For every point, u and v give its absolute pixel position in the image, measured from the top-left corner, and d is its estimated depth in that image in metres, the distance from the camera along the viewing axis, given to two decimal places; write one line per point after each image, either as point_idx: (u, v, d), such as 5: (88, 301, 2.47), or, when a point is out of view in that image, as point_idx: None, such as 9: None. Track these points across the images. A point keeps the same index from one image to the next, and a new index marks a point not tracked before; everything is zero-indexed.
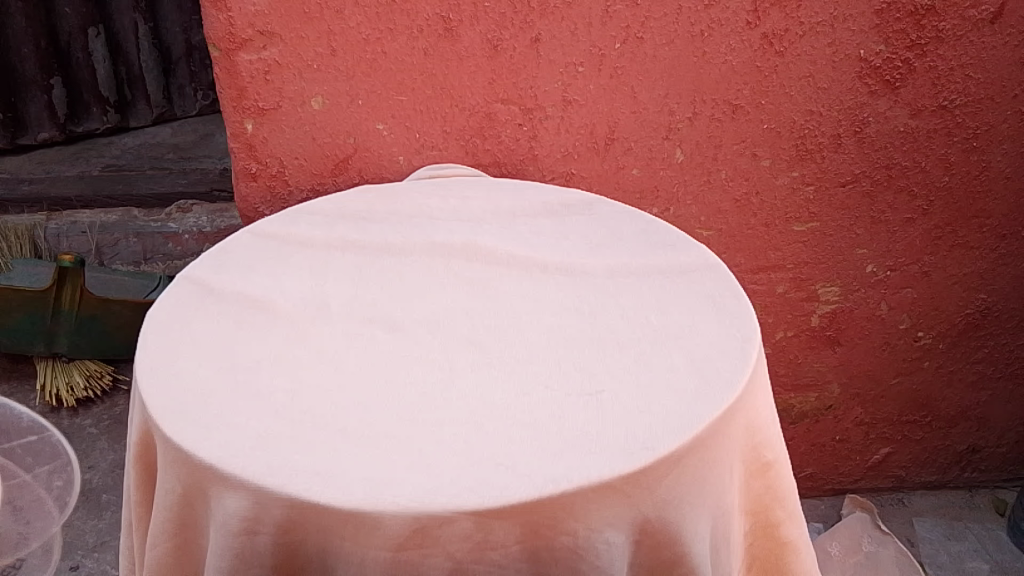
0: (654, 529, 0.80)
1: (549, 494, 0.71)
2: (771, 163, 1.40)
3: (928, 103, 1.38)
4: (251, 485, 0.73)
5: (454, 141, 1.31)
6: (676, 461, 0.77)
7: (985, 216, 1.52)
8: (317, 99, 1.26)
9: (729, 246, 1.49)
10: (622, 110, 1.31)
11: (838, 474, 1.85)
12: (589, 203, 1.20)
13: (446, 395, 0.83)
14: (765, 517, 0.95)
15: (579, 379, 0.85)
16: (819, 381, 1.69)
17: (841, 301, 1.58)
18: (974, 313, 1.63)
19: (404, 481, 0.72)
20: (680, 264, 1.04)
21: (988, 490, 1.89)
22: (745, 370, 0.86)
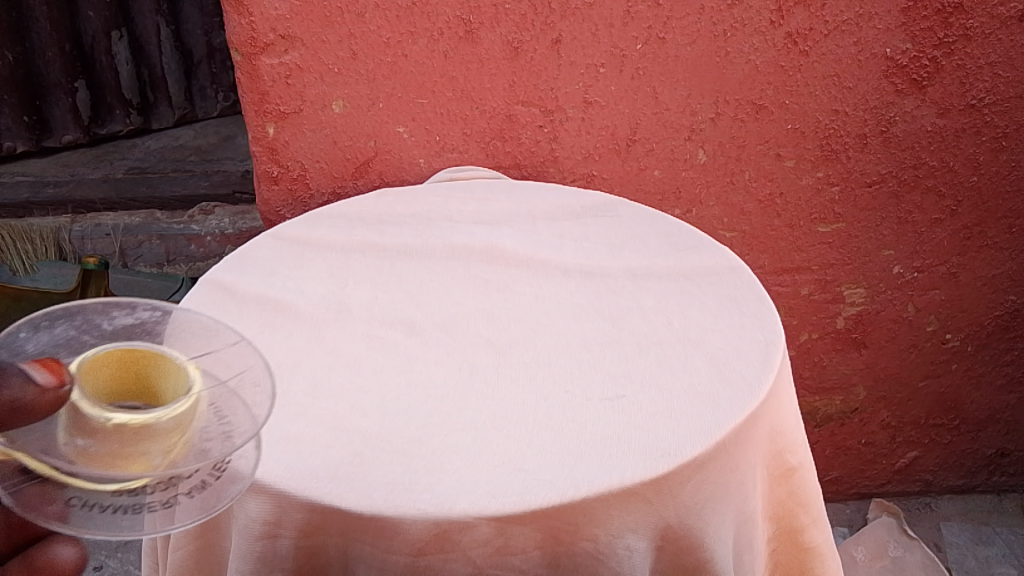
0: (677, 535, 0.79)
1: (569, 500, 0.71)
2: (795, 163, 1.39)
3: (955, 102, 1.36)
4: (271, 488, 0.73)
5: (474, 143, 1.31)
6: (698, 466, 0.76)
7: (1015, 216, 1.49)
8: (338, 102, 1.26)
9: (752, 247, 1.47)
10: (644, 111, 1.30)
11: (864, 478, 1.82)
12: (610, 204, 1.20)
13: (466, 398, 0.82)
14: (789, 523, 0.93)
15: (600, 382, 0.84)
16: (845, 384, 1.67)
17: (866, 303, 1.56)
18: (1004, 314, 1.60)
19: (423, 486, 0.72)
20: (702, 266, 1.03)
21: (1017, 494, 1.86)
22: (769, 375, 0.85)
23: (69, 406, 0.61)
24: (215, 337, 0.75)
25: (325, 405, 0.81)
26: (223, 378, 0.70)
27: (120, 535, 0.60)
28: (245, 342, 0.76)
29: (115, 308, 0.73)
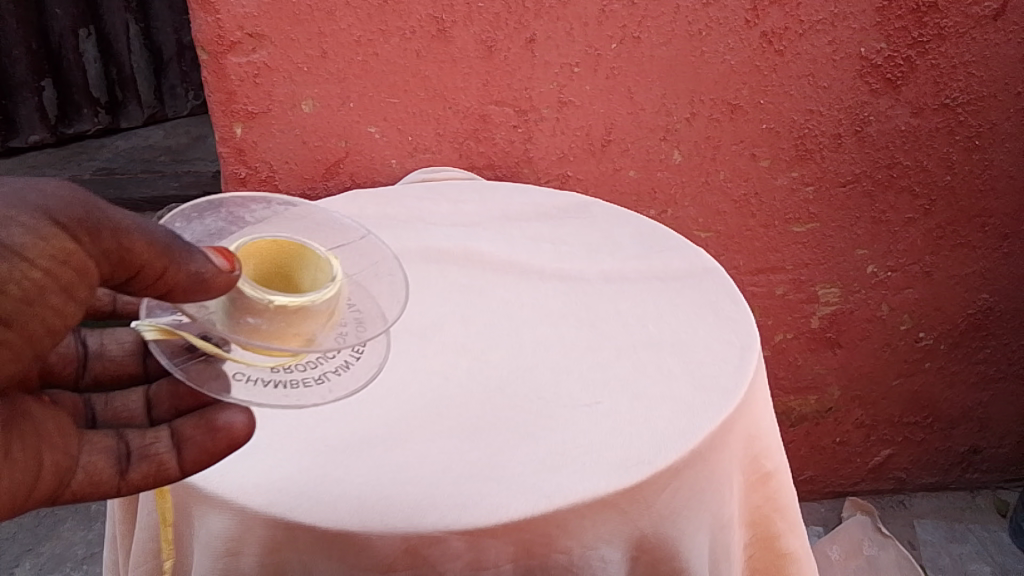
0: (652, 545, 0.77)
1: (542, 511, 0.69)
2: (770, 163, 1.38)
3: (929, 101, 1.36)
4: (235, 503, 0.71)
5: (447, 143, 1.29)
6: (673, 474, 0.75)
7: (987, 215, 1.49)
8: (308, 102, 1.24)
9: (727, 247, 1.46)
10: (619, 111, 1.29)
11: (838, 476, 1.83)
12: (585, 205, 1.18)
13: (437, 406, 0.81)
14: (765, 528, 0.92)
15: (575, 388, 0.83)
16: (820, 384, 1.67)
17: (841, 302, 1.56)
18: (977, 312, 1.61)
19: (394, 500, 0.70)
20: (678, 268, 1.03)
21: (990, 491, 1.87)
22: (744, 380, 0.84)
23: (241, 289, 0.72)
24: (345, 231, 0.90)
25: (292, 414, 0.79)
26: (350, 272, 0.85)
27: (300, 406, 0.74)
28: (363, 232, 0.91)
29: (254, 204, 0.88)
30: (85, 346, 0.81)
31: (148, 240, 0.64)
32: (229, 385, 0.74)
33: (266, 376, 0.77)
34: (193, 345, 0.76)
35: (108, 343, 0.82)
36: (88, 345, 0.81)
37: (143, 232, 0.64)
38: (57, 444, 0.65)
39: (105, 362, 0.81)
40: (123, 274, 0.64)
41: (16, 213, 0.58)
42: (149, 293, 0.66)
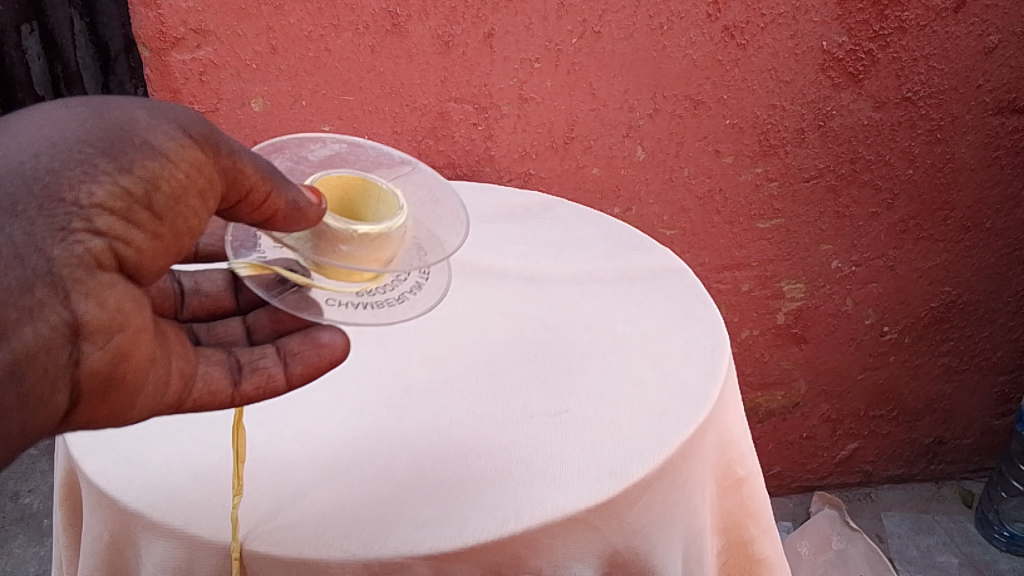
0: (625, 560, 0.75)
1: (510, 531, 0.66)
2: (734, 159, 1.36)
3: (892, 94, 1.35)
4: (183, 532, 0.67)
5: (405, 142, 1.25)
6: (645, 487, 0.72)
7: (950, 208, 1.49)
8: (258, 101, 1.18)
9: (692, 244, 1.45)
10: (581, 108, 1.26)
11: (806, 471, 1.83)
12: (549, 204, 1.15)
13: (399, 421, 0.77)
14: (739, 535, 0.90)
15: (542, 397, 0.80)
16: (786, 379, 1.66)
17: (806, 298, 1.56)
18: (940, 305, 1.61)
19: (354, 524, 0.66)
20: (645, 269, 1.00)
21: (954, 481, 1.89)
22: (715, 385, 0.82)
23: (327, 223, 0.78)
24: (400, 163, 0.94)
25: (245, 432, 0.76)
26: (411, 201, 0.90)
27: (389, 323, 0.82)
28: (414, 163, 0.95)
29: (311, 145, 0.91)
30: (180, 284, 0.83)
31: (256, 164, 0.70)
32: (321, 308, 0.81)
33: (353, 299, 0.84)
34: (282, 277, 0.82)
35: (201, 282, 0.85)
36: (183, 284, 0.83)
37: (252, 157, 0.70)
38: (179, 351, 0.70)
39: (201, 299, 0.84)
40: (236, 196, 0.70)
41: (158, 122, 0.65)
42: (250, 216, 0.72)
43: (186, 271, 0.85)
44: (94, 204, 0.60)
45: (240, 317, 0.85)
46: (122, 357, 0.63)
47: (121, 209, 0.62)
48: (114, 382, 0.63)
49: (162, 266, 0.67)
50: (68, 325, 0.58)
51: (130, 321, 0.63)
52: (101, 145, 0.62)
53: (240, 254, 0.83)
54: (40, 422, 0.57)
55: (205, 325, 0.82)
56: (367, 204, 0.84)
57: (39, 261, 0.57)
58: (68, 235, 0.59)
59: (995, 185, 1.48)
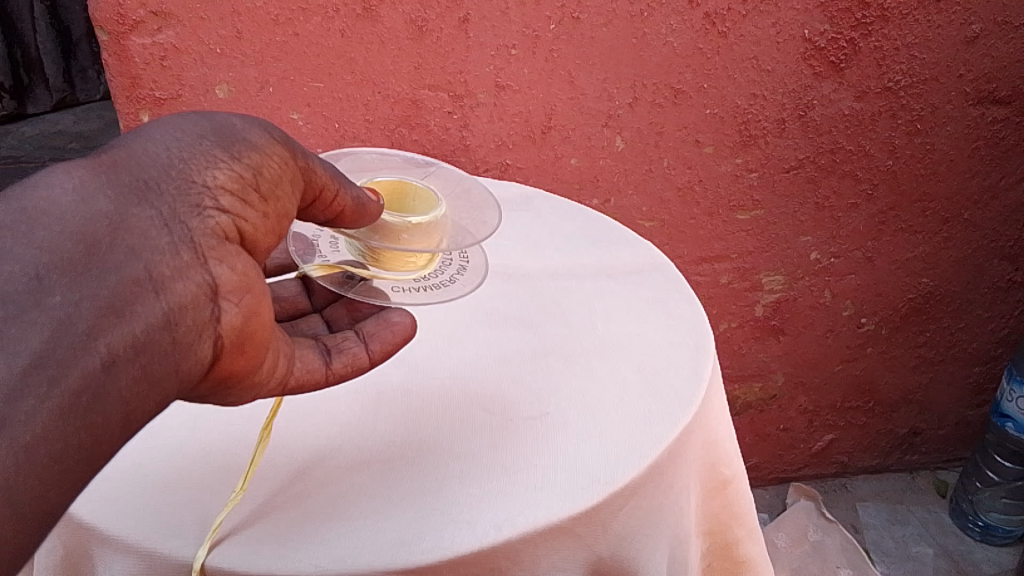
0: (609, 569, 0.72)
1: (490, 544, 0.63)
2: (714, 149, 1.34)
3: (873, 84, 1.33)
4: (142, 548, 0.63)
5: (377, 131, 1.21)
6: (630, 493, 0.69)
7: (928, 199, 1.48)
8: (222, 87, 1.13)
9: (672, 236, 1.42)
10: (559, 96, 1.23)
11: (782, 463, 1.82)
12: (527, 196, 1.12)
13: (372, 428, 0.74)
14: (724, 537, 0.88)
15: (522, 401, 0.77)
16: (764, 371, 1.65)
17: (785, 290, 1.54)
18: (918, 296, 1.61)
19: (327, 539, 0.63)
20: (626, 264, 0.97)
21: (929, 472, 1.89)
22: (701, 385, 0.79)
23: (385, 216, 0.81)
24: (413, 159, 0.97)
25: (211, 440, 0.72)
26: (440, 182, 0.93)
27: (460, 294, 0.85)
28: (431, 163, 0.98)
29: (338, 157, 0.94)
30: None
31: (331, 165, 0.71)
32: (387, 295, 0.82)
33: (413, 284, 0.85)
34: (348, 275, 0.83)
35: (278, 290, 0.86)
36: None
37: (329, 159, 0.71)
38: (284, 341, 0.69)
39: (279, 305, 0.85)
40: (306, 197, 0.69)
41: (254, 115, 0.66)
42: (320, 217, 0.72)
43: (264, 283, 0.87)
44: (215, 182, 0.60)
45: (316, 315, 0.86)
46: (251, 321, 0.61)
47: (239, 190, 0.61)
48: (243, 347, 0.61)
49: (266, 250, 0.66)
50: (206, 286, 0.57)
51: (255, 285, 0.61)
52: (213, 134, 0.62)
53: (302, 258, 0.84)
54: (182, 376, 0.56)
55: (286, 324, 0.84)
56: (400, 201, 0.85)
57: (180, 231, 0.57)
58: (195, 204, 0.58)
59: (974, 176, 1.47)
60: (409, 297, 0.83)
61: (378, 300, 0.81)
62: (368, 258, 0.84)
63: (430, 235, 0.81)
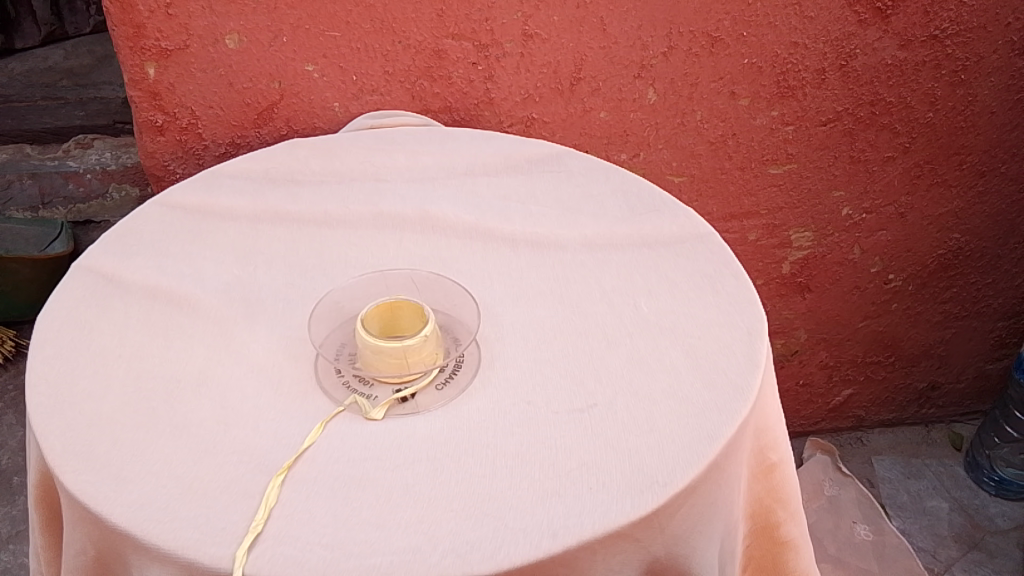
0: (662, 566, 0.71)
1: (550, 553, 0.60)
2: (750, 101, 1.27)
3: (918, 33, 1.25)
4: (181, 558, 0.60)
5: (398, 84, 1.14)
6: (688, 494, 0.66)
7: (966, 152, 1.41)
8: (232, 37, 1.07)
9: (701, 193, 1.36)
10: (590, 46, 1.15)
11: (799, 417, 1.81)
12: (556, 154, 1.05)
13: (410, 422, 0.71)
14: (766, 519, 0.86)
15: (566, 391, 0.73)
16: (787, 328, 1.62)
17: (813, 247, 1.49)
18: (947, 252, 1.56)
19: (378, 545, 0.60)
20: (666, 233, 0.91)
21: (945, 425, 1.88)
22: (755, 372, 0.75)
23: (412, 309, 0.78)
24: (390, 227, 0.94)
25: (244, 438, 0.69)
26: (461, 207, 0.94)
27: (489, 282, 0.87)
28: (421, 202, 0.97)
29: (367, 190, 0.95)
30: (326, 303, 0.81)
31: None
32: (448, 305, 0.82)
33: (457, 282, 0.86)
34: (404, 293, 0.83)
35: (343, 300, 0.82)
36: (330, 300, 0.82)
37: None
38: None
39: (345, 317, 0.81)
40: None
41: None
42: None
43: (324, 299, 0.82)
44: None
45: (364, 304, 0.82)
46: None
47: None
48: None
49: None
50: None
51: None
52: None
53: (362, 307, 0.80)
54: None
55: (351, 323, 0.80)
56: (399, 307, 0.78)
57: None
58: None
59: (1014, 129, 1.40)
60: (459, 292, 0.83)
61: (442, 308, 0.82)
62: (400, 322, 0.78)
63: (451, 298, 0.82)
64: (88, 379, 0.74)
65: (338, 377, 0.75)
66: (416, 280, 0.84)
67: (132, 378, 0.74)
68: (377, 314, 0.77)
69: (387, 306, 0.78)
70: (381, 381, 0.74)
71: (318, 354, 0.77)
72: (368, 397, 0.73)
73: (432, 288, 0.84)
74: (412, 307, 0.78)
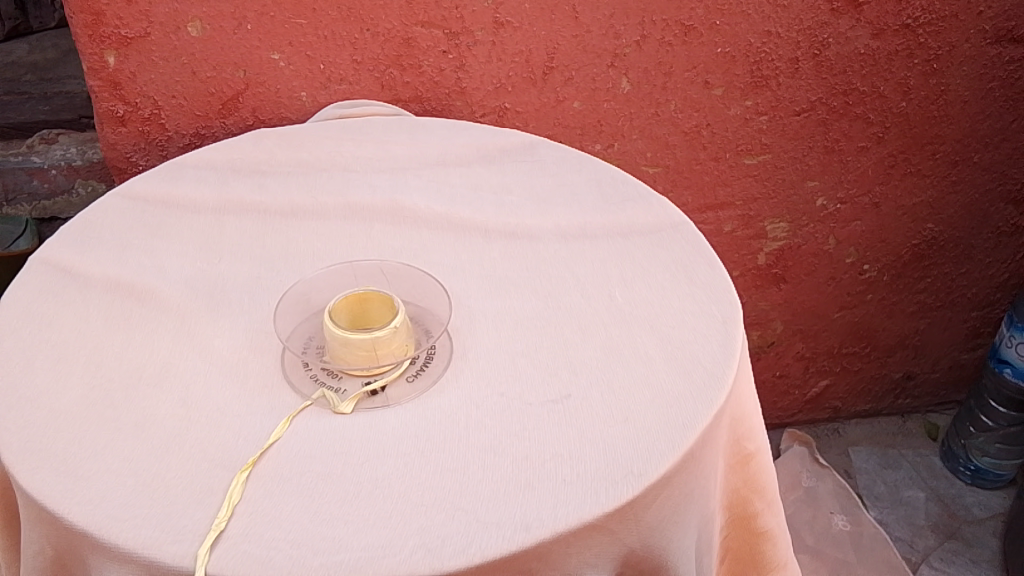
0: (639, 557, 0.70)
1: (523, 547, 0.58)
2: (723, 91, 1.26)
3: (891, 21, 1.24)
4: (142, 558, 0.58)
5: (367, 73, 1.12)
6: (664, 484, 0.65)
7: (939, 142, 1.42)
8: (195, 24, 1.04)
9: (676, 183, 1.35)
10: (562, 34, 1.14)
11: (776, 409, 1.81)
12: (529, 144, 1.04)
13: (379, 415, 0.69)
14: (743, 509, 0.85)
15: (541, 381, 0.72)
16: (763, 320, 1.62)
17: (789, 237, 1.49)
18: (921, 242, 1.56)
19: (347, 542, 0.58)
20: (640, 222, 0.90)
21: (920, 415, 1.89)
22: (731, 360, 0.74)
23: (384, 299, 0.76)
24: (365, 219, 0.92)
25: (207, 434, 0.66)
26: None
27: (462, 274, 0.85)
28: (391, 194, 0.95)
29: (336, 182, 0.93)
30: (295, 294, 0.79)
31: None
32: (418, 297, 0.80)
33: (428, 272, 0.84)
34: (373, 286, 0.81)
35: (312, 293, 0.80)
36: (299, 291, 0.80)
37: None
38: None
39: (312, 310, 0.78)
40: None
41: None
42: None
43: (292, 290, 0.80)
44: None
45: (331, 296, 0.80)
46: None
47: None
48: None
49: None
50: None
51: None
52: None
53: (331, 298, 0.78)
54: None
55: (319, 316, 0.78)
56: (371, 300, 0.76)
57: None
58: None
59: (986, 119, 1.40)
60: (429, 283, 0.81)
61: (411, 300, 0.80)
62: (372, 314, 0.76)
63: (421, 290, 0.81)
64: (44, 374, 0.71)
65: (305, 370, 0.73)
66: (385, 270, 0.82)
67: (91, 373, 0.71)
68: (347, 307, 0.75)
69: (356, 297, 0.76)
70: (350, 373, 0.72)
71: (284, 347, 0.75)
72: (336, 390, 0.71)
73: (402, 279, 0.82)
74: (382, 297, 0.76)
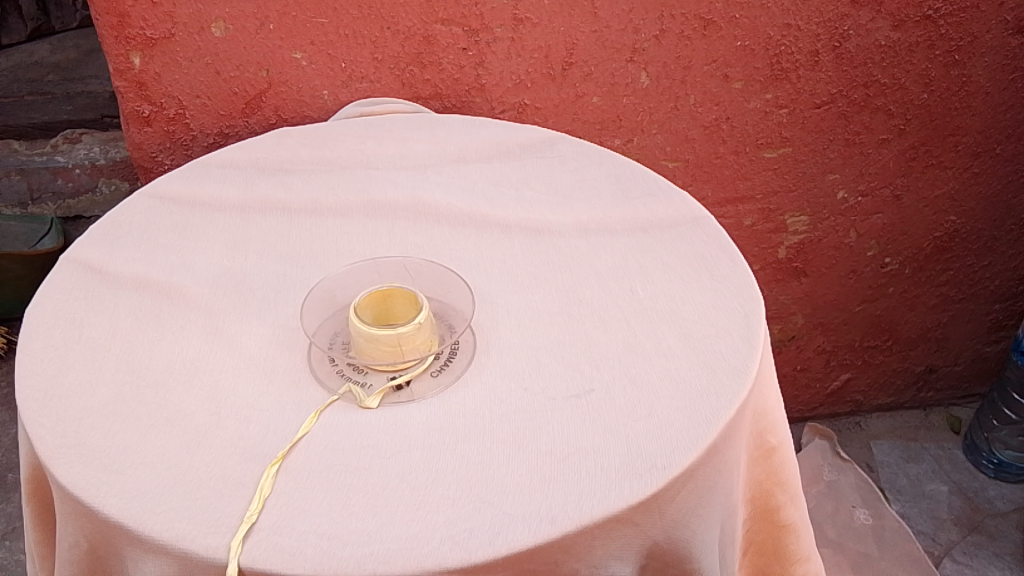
0: (662, 549, 0.70)
1: (548, 539, 0.59)
2: (743, 84, 1.26)
3: (912, 13, 1.24)
4: (175, 550, 0.59)
5: (388, 71, 1.12)
6: (687, 477, 0.65)
7: (961, 133, 1.40)
8: (218, 25, 1.05)
9: (695, 178, 1.35)
10: (581, 30, 1.14)
11: (797, 403, 1.81)
12: (550, 140, 1.04)
13: (404, 410, 0.70)
14: (766, 502, 0.85)
15: (564, 375, 0.72)
16: (784, 313, 1.62)
17: (809, 231, 1.48)
18: (943, 234, 1.55)
19: (376, 534, 0.59)
20: (661, 217, 0.90)
21: (942, 408, 1.87)
22: (753, 354, 0.74)
23: (409, 297, 0.76)
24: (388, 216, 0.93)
25: (237, 430, 0.68)
26: None
27: (484, 269, 0.86)
28: (413, 191, 0.96)
29: None
30: (319, 291, 0.80)
31: None
32: (440, 294, 0.81)
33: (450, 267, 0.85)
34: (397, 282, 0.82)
35: (337, 291, 0.81)
36: (325, 288, 0.81)
37: None
38: None
39: (337, 308, 0.79)
40: None
41: None
42: None
43: (317, 287, 0.81)
44: None
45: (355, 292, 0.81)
46: None
47: None
48: None
49: None
50: None
51: None
52: None
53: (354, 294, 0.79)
54: None
55: (343, 312, 0.79)
56: (396, 297, 0.76)
57: None
58: None
59: (1009, 109, 1.39)
60: (451, 279, 0.82)
61: (434, 296, 0.81)
62: (397, 311, 0.76)
63: (444, 287, 0.81)
64: (78, 371, 0.72)
65: (331, 365, 0.74)
66: (409, 266, 0.83)
67: (123, 370, 0.73)
68: (373, 304, 0.76)
69: (380, 294, 0.77)
70: (376, 368, 0.73)
71: (310, 343, 0.76)
72: (362, 384, 0.72)
73: (424, 275, 0.83)
74: (406, 294, 0.77)
